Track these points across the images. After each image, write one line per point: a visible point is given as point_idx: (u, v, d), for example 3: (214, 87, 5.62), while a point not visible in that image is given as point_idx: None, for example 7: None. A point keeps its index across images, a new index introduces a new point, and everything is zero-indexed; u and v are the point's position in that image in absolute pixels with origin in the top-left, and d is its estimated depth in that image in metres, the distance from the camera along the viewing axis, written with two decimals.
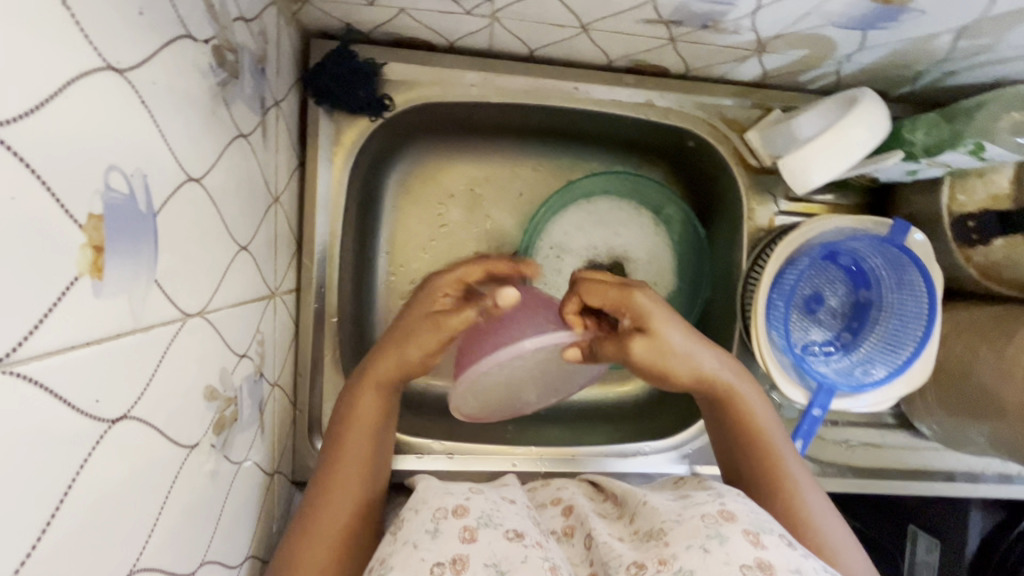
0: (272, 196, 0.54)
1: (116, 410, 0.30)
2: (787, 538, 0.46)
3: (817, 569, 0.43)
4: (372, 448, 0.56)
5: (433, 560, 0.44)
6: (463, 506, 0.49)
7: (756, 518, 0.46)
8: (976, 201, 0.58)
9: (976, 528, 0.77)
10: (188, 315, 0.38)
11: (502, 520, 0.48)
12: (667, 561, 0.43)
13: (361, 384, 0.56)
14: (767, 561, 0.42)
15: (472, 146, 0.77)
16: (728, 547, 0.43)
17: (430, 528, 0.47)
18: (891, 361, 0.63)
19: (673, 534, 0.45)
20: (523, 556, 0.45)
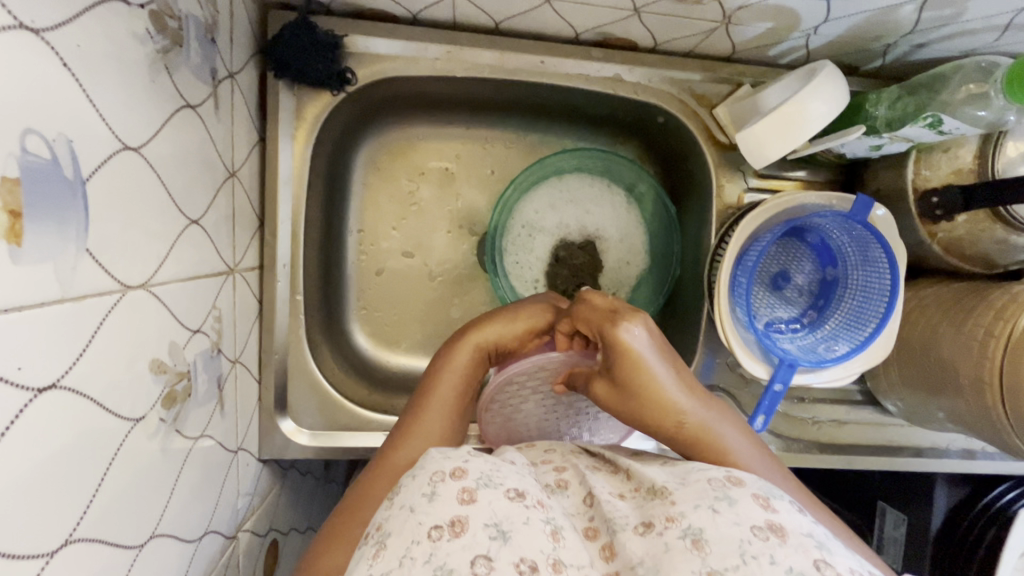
0: (229, 169, 0.53)
1: (42, 378, 0.30)
2: (798, 505, 0.45)
3: (830, 536, 0.42)
4: (452, 419, 0.60)
5: (430, 523, 0.42)
6: (461, 468, 0.46)
7: (764, 485, 0.46)
8: (940, 176, 0.59)
9: (941, 504, 0.78)
10: (130, 287, 0.38)
11: (503, 480, 0.46)
12: (675, 519, 0.42)
13: (460, 348, 0.63)
14: (779, 523, 0.41)
15: (441, 124, 0.77)
16: (737, 508, 0.42)
17: (427, 492, 0.44)
18: (854, 337, 0.63)
19: (680, 494, 0.44)
20: (525, 517, 0.43)
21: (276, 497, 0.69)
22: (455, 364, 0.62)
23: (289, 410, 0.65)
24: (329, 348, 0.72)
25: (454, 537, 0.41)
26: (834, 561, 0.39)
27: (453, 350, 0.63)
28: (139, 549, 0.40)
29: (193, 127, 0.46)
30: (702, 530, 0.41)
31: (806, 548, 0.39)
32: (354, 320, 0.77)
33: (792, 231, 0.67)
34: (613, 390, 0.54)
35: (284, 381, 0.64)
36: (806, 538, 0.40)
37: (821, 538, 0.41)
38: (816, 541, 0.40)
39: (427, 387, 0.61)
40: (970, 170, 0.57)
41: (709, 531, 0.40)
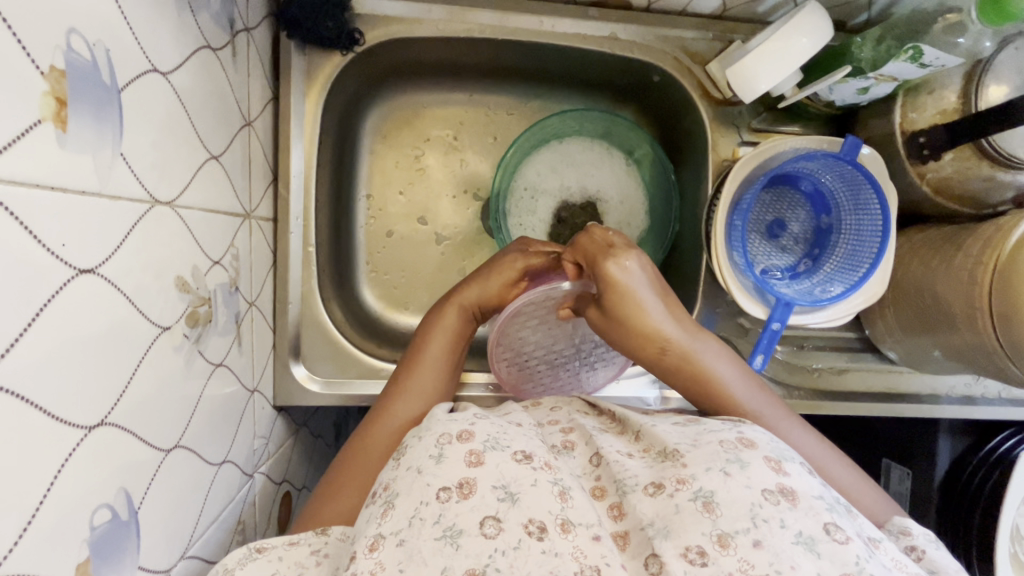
0: (245, 118, 0.56)
1: (82, 261, 0.32)
2: (808, 467, 0.46)
3: (838, 498, 0.44)
4: (439, 380, 0.61)
5: (438, 485, 0.43)
6: (467, 432, 0.48)
7: (776, 447, 0.46)
8: (927, 117, 0.61)
9: (944, 455, 0.79)
10: (158, 202, 0.41)
11: (510, 442, 0.47)
12: (686, 481, 0.43)
13: (444, 311, 0.64)
14: (790, 486, 0.42)
15: (445, 92, 0.80)
16: (749, 471, 0.43)
17: (434, 454, 0.46)
18: (849, 278, 0.65)
19: (691, 456, 0.45)
20: (533, 479, 0.44)
21: (290, 449, 0.71)
22: (443, 325, 0.64)
23: (302, 358, 0.67)
24: (340, 305, 0.74)
25: (463, 499, 0.42)
26: (842, 525, 0.41)
27: (440, 313, 0.65)
28: (164, 454, 0.42)
29: (213, 71, 0.49)
30: (713, 493, 0.42)
31: (817, 512, 0.41)
32: (363, 282, 0.80)
33: (785, 179, 0.69)
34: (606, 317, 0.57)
35: (297, 330, 0.67)
36: (816, 500, 0.42)
37: (830, 501, 0.43)
38: (826, 503, 0.42)
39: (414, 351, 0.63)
40: (955, 109, 0.58)
41: (721, 494, 0.42)
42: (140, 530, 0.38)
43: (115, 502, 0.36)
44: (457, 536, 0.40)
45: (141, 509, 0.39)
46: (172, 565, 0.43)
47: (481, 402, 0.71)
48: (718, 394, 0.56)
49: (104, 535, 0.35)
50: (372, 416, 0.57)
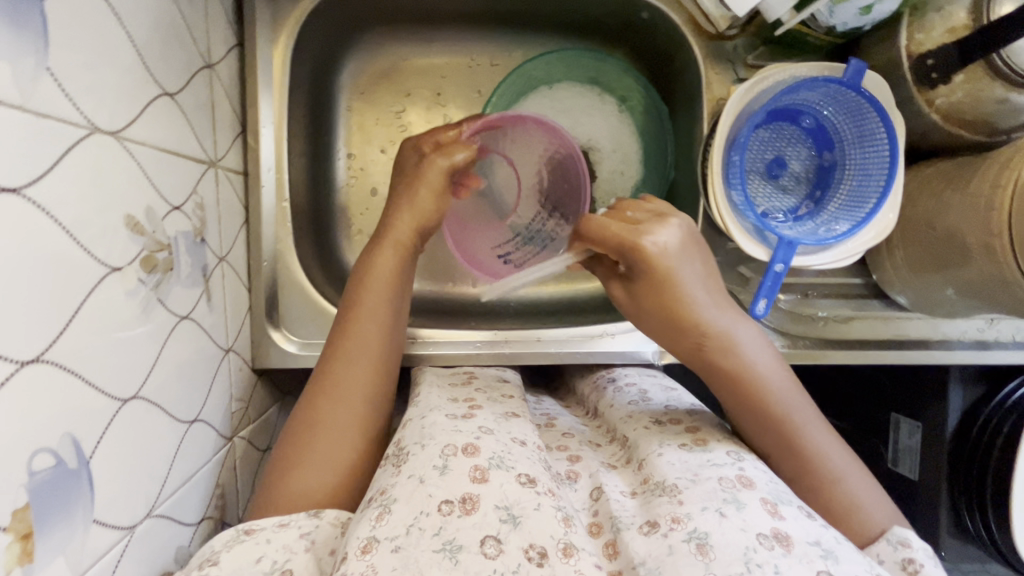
0: (205, 60, 0.53)
1: (3, 178, 0.29)
2: (807, 510, 0.43)
3: (839, 540, 0.41)
4: (383, 338, 0.57)
5: (441, 497, 0.41)
6: (473, 446, 0.46)
7: (775, 489, 0.44)
8: (935, 37, 0.57)
9: (956, 404, 0.75)
10: (100, 131, 0.37)
11: (515, 463, 0.45)
12: (680, 520, 0.41)
13: (376, 255, 0.59)
14: (785, 531, 0.40)
15: (424, 41, 0.76)
16: (745, 514, 0.41)
17: (438, 464, 0.44)
18: (855, 215, 0.61)
19: (688, 494, 0.43)
20: (536, 502, 0.42)
21: (274, 417, 0.69)
22: (376, 269, 0.59)
23: (281, 319, 0.64)
24: (322, 267, 0.71)
25: (466, 514, 0.40)
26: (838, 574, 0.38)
27: (373, 256, 0.60)
28: (121, 406, 0.39)
29: (164, 3, 0.46)
30: (708, 534, 0.39)
31: (811, 559, 0.38)
32: (347, 244, 0.77)
33: (784, 113, 0.65)
34: (629, 298, 0.55)
35: (275, 291, 0.64)
36: (811, 547, 0.39)
37: (828, 545, 0.40)
38: (821, 550, 0.39)
39: (348, 307, 0.58)
40: (964, 26, 0.55)
41: (715, 536, 0.39)
42: (93, 480, 0.36)
43: (59, 447, 0.33)
44: (456, 552, 0.38)
45: (94, 460, 0.36)
46: (134, 523, 0.41)
47: (474, 361, 0.68)
48: (751, 382, 0.51)
49: (47, 481, 0.32)
50: (315, 387, 0.54)
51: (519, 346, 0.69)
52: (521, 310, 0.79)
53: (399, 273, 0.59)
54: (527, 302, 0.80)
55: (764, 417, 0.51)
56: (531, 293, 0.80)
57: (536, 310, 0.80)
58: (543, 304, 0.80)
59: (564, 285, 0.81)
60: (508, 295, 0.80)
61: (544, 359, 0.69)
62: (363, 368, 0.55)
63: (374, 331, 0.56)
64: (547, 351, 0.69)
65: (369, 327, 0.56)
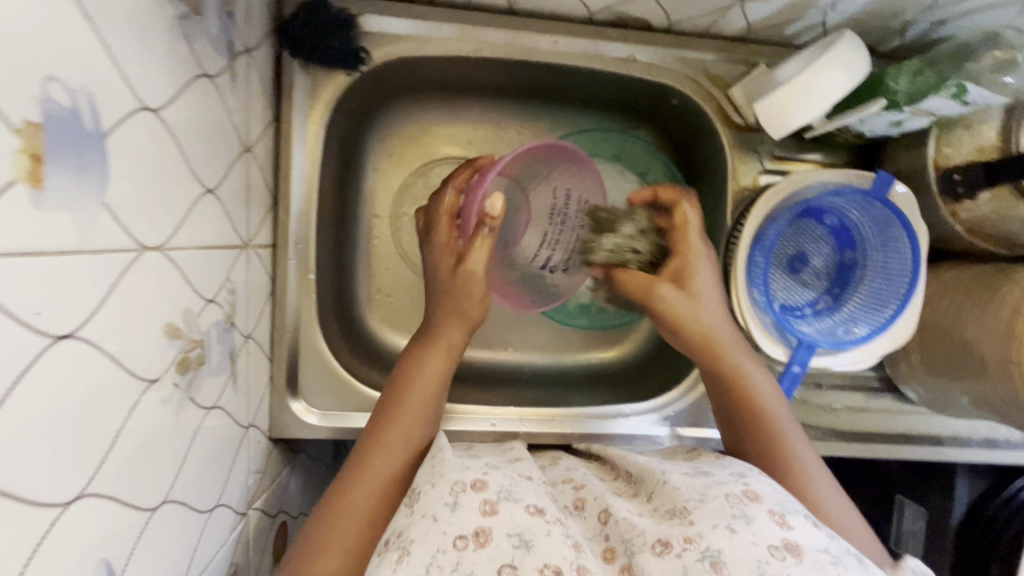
0: (244, 144, 0.54)
1: (58, 327, 0.30)
2: (813, 518, 0.46)
3: (847, 550, 0.43)
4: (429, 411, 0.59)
5: (455, 533, 0.43)
6: (481, 481, 0.47)
7: (781, 500, 0.46)
8: (963, 153, 0.57)
9: (962, 495, 0.76)
10: (147, 248, 0.38)
11: (522, 495, 0.47)
12: (693, 540, 0.43)
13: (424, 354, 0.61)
14: (795, 541, 0.42)
15: (454, 109, 0.77)
16: (754, 526, 0.43)
17: (449, 501, 0.45)
18: (874, 319, 0.62)
19: (698, 513, 0.45)
20: (547, 530, 0.44)
21: (286, 480, 0.70)
22: (423, 369, 0.60)
23: (301, 390, 0.65)
24: (341, 330, 0.72)
25: (479, 547, 0.42)
26: None
27: (424, 359, 0.61)
28: (150, 514, 0.39)
29: (210, 98, 0.47)
30: (720, 552, 0.42)
31: (822, 566, 0.41)
32: (367, 305, 0.78)
33: (810, 212, 0.65)
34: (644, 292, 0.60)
35: (296, 360, 0.64)
36: (821, 554, 0.42)
37: (836, 554, 0.42)
38: (831, 557, 0.42)
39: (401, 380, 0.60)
40: (993, 147, 0.55)
41: (728, 552, 0.41)
42: None
43: None
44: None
45: None
46: None
47: (490, 438, 0.69)
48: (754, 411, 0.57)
49: None
50: (364, 448, 0.55)
51: (534, 424, 0.70)
52: (534, 378, 0.80)
53: (444, 376, 0.61)
54: (541, 368, 0.81)
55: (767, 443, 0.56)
56: (545, 360, 0.81)
57: (550, 377, 0.80)
58: (557, 372, 0.81)
59: (578, 354, 0.82)
60: (522, 361, 0.81)
61: (560, 437, 0.70)
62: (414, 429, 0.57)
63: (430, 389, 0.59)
64: (563, 429, 0.71)
65: (408, 419, 0.57)
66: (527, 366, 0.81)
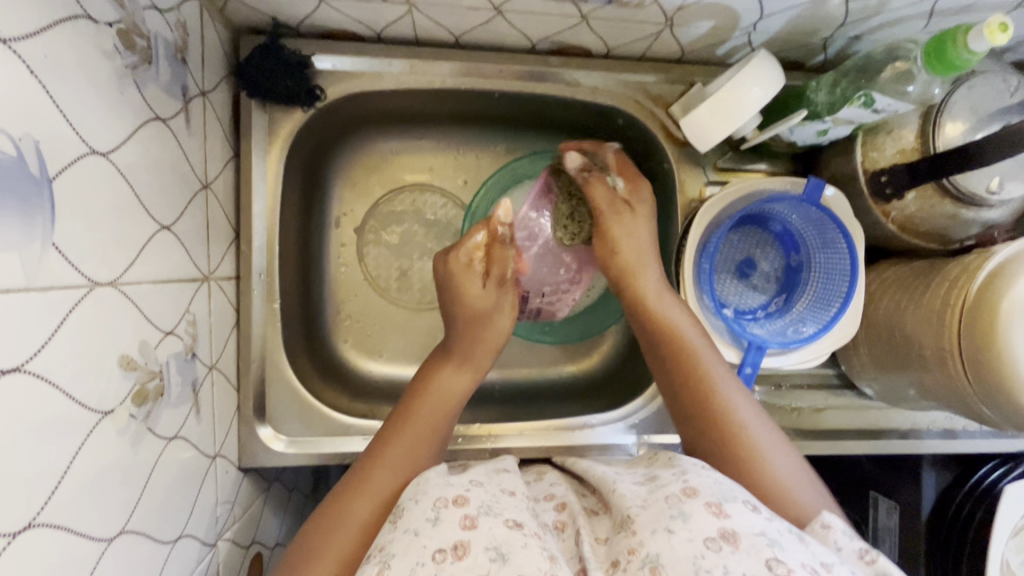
0: (201, 182, 0.57)
1: (6, 362, 0.31)
2: (751, 503, 0.47)
3: (781, 529, 0.45)
4: (430, 437, 0.58)
5: (435, 546, 0.44)
6: (463, 497, 0.48)
7: (718, 490, 0.48)
8: (887, 156, 0.61)
9: (929, 490, 0.77)
10: (98, 284, 0.40)
11: (503, 510, 0.48)
12: (635, 550, 0.44)
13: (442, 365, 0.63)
14: (731, 529, 0.44)
15: (413, 138, 0.80)
16: (692, 523, 0.44)
17: (430, 517, 0.46)
18: (821, 317, 0.64)
19: (639, 520, 0.47)
20: (524, 542, 0.44)
21: (259, 510, 0.70)
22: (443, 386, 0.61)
23: (269, 418, 0.66)
24: (309, 357, 0.73)
25: (457, 560, 0.43)
26: (785, 558, 0.42)
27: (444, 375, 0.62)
28: (107, 544, 0.40)
29: (164, 140, 0.49)
30: (659, 556, 0.43)
31: (758, 549, 0.43)
32: (337, 331, 0.79)
33: (754, 219, 0.69)
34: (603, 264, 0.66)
35: (264, 388, 0.66)
36: (757, 537, 0.43)
37: (773, 535, 0.44)
38: (767, 539, 0.43)
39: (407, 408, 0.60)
40: (914, 149, 0.59)
41: (666, 556, 0.43)
42: None
43: None
44: None
45: None
46: None
47: (460, 456, 0.70)
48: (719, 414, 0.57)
49: None
50: (377, 450, 0.56)
51: (506, 440, 0.71)
52: (505, 395, 0.81)
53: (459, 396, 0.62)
54: (512, 386, 0.82)
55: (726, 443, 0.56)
56: (516, 377, 0.83)
57: (521, 394, 0.82)
58: (527, 388, 0.82)
59: (547, 369, 0.84)
60: (493, 379, 0.82)
61: (531, 452, 0.71)
62: (419, 448, 0.57)
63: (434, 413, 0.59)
64: (533, 444, 0.72)
65: (417, 438, 0.57)
66: (498, 384, 0.83)
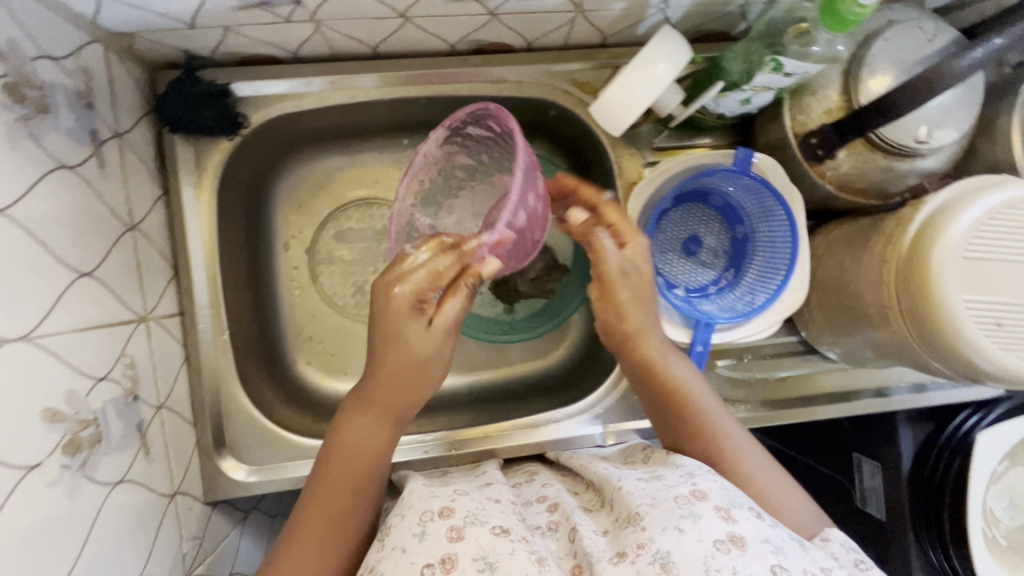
0: (126, 224, 0.56)
1: None
2: (757, 510, 0.47)
3: (786, 537, 0.45)
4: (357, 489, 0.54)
5: (422, 562, 0.44)
6: (449, 508, 0.49)
7: (726, 495, 0.48)
8: (815, 117, 0.61)
9: (908, 446, 0.77)
10: (7, 341, 0.40)
11: (489, 518, 0.48)
12: (645, 545, 0.44)
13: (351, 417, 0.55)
14: (739, 533, 0.44)
15: (353, 153, 0.80)
16: (701, 524, 0.44)
17: (417, 532, 0.47)
18: (768, 287, 0.64)
19: (649, 518, 0.46)
20: (511, 548, 0.45)
21: (235, 541, 0.70)
22: (350, 437, 0.55)
23: (230, 449, 0.66)
24: (269, 383, 0.74)
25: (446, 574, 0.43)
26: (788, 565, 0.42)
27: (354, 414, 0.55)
28: None
29: (74, 187, 0.49)
30: (669, 553, 0.43)
31: (764, 555, 0.43)
32: (298, 354, 0.80)
33: (695, 195, 0.69)
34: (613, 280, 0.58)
35: (222, 421, 0.66)
36: (763, 544, 0.43)
37: (777, 542, 0.44)
38: (772, 546, 0.43)
39: (327, 453, 0.55)
40: (839, 107, 0.59)
41: (676, 552, 0.43)
42: None
43: None
44: None
45: None
46: None
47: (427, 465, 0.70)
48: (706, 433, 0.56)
49: None
50: (305, 507, 0.53)
51: (470, 444, 0.71)
52: (474, 399, 0.81)
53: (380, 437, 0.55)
54: (480, 388, 0.82)
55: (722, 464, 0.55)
56: (483, 379, 0.83)
57: (489, 396, 0.82)
58: (494, 389, 0.82)
59: (514, 367, 0.84)
60: (460, 384, 0.82)
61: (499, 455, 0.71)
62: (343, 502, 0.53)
63: (354, 463, 0.54)
64: (499, 445, 0.71)
65: (338, 495, 0.53)
66: (466, 388, 0.82)
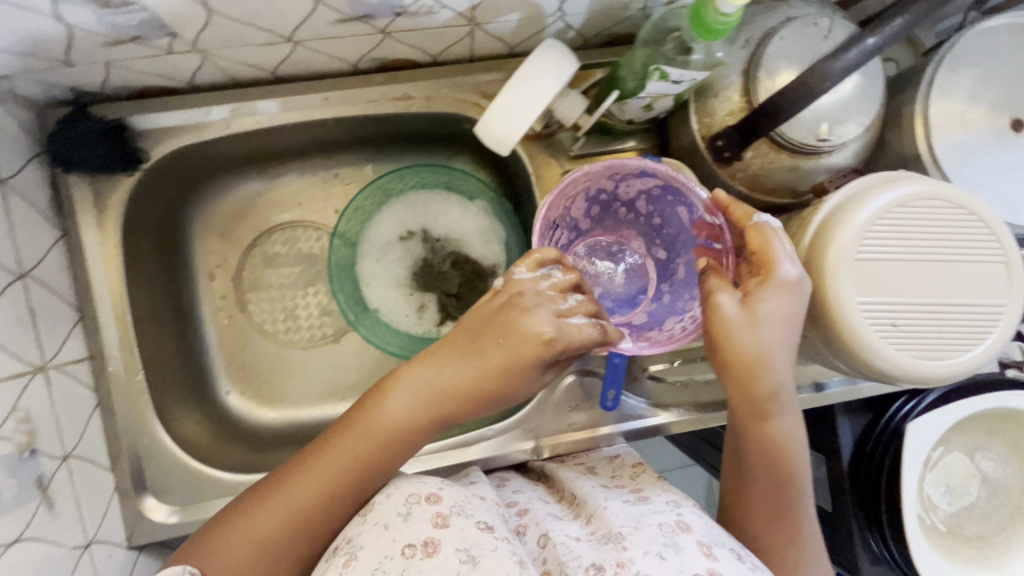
0: (15, 272, 0.55)
1: None
2: (737, 551, 0.47)
3: None
4: (348, 485, 0.50)
5: (403, 541, 0.44)
6: (436, 493, 0.48)
7: (710, 532, 0.48)
8: (719, 119, 0.60)
9: (847, 436, 0.77)
10: None
11: (474, 511, 0.48)
12: (625, 565, 0.44)
13: (390, 392, 0.51)
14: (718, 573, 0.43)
15: (274, 177, 0.78)
16: (682, 555, 0.44)
17: (402, 511, 0.46)
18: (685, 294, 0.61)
19: (631, 539, 0.46)
20: (495, 545, 0.44)
21: None
22: (378, 414, 0.51)
23: (154, 490, 0.65)
24: (196, 419, 0.72)
25: (427, 557, 0.43)
26: None
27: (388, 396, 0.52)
28: None
29: None
30: None
31: None
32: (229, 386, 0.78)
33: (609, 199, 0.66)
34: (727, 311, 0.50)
35: (142, 463, 0.64)
36: None
37: None
38: None
39: (342, 427, 0.52)
40: (740, 109, 0.58)
41: None
42: None
43: None
44: None
45: None
46: None
47: None
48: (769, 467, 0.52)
49: None
50: (298, 466, 0.51)
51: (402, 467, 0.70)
52: None
53: (399, 444, 0.51)
54: None
55: (763, 504, 0.53)
56: None
57: None
58: None
59: None
60: None
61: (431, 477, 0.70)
62: (327, 481, 0.50)
63: (354, 459, 0.50)
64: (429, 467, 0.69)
65: (325, 473, 0.50)
66: None
